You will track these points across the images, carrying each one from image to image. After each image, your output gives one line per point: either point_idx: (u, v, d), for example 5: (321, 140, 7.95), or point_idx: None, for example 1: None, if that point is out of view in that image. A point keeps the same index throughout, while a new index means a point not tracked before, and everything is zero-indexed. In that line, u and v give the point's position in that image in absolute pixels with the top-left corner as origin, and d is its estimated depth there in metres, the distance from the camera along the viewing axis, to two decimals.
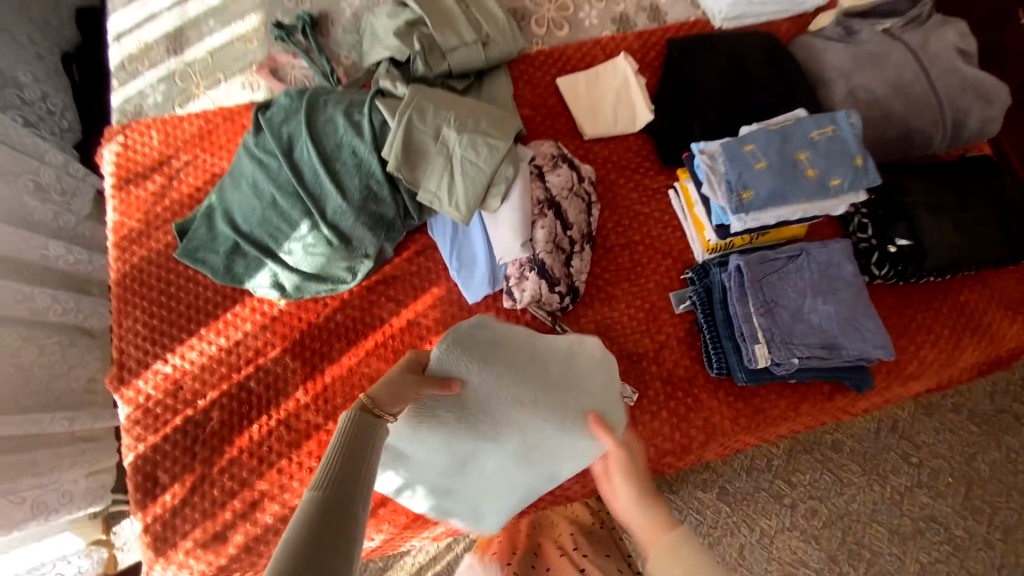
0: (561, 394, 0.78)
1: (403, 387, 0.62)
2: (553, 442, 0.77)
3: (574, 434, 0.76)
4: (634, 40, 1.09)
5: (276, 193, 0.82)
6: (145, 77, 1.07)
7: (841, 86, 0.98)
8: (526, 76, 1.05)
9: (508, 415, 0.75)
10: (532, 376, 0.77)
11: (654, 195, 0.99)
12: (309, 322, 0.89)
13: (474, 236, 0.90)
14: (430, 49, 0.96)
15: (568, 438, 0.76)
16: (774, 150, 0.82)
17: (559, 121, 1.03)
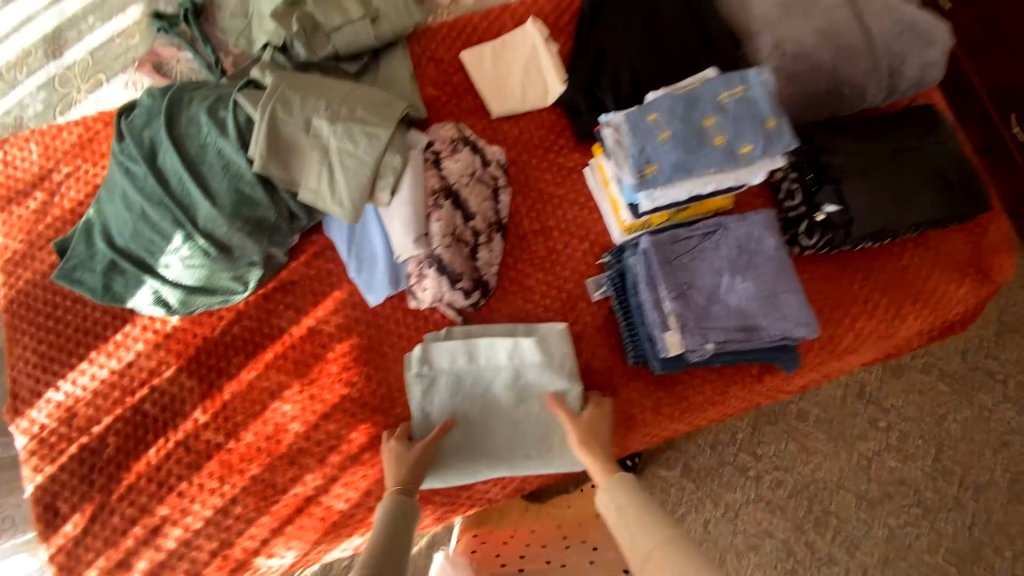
0: (527, 393, 0.82)
1: (410, 469, 0.73)
2: (542, 424, 0.82)
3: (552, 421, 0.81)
4: (546, 3, 0.98)
5: (143, 204, 0.77)
6: (24, 86, 0.99)
7: (768, 38, 0.88)
8: (428, 53, 0.96)
9: (489, 423, 0.81)
10: (490, 398, 0.82)
11: (568, 175, 0.92)
12: (204, 337, 0.85)
13: (372, 233, 0.84)
14: (312, 30, 0.88)
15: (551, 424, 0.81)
16: (679, 118, 0.74)
17: (465, 100, 0.95)
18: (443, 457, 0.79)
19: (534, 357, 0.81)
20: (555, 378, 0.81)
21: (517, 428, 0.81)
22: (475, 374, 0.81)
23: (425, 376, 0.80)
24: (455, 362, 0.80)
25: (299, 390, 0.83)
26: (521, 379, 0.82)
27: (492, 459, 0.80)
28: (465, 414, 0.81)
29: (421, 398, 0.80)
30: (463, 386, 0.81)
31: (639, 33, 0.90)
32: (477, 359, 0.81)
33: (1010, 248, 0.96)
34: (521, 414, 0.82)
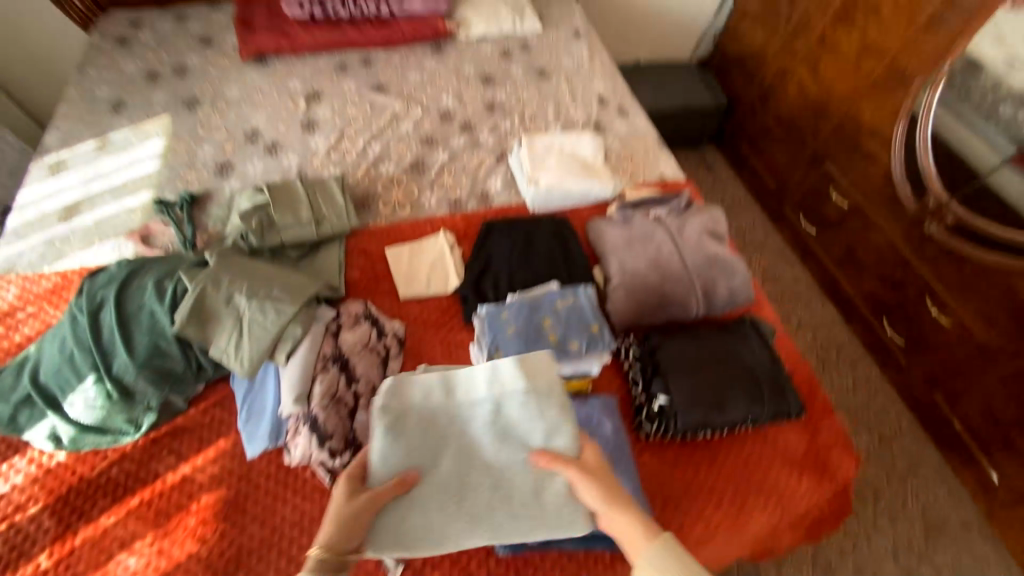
0: (511, 432, 0.85)
1: (351, 531, 0.74)
2: (527, 470, 0.84)
3: (536, 467, 0.84)
4: (460, 220, 1.32)
5: (74, 348, 0.91)
6: (29, 239, 1.26)
7: (614, 262, 1.16)
8: (362, 246, 1.24)
9: (464, 467, 0.84)
10: (466, 438, 0.85)
11: (455, 350, 1.09)
12: (81, 476, 0.89)
13: (268, 388, 0.96)
14: (267, 226, 1.15)
15: (536, 468, 0.84)
16: (524, 317, 0.98)
17: (380, 284, 1.18)
18: (416, 499, 0.81)
19: (513, 398, 0.86)
20: (538, 425, 0.85)
21: (500, 477, 0.84)
22: (449, 410, 0.86)
23: (395, 416, 0.83)
24: (421, 416, 0.85)
25: (150, 542, 0.83)
26: (505, 422, 0.86)
27: (477, 503, 0.82)
28: (445, 456, 0.84)
29: (382, 444, 0.82)
30: (433, 425, 0.85)
31: (519, 250, 1.21)
32: (452, 400, 0.86)
33: (847, 445, 1.08)
34: (504, 460, 0.85)
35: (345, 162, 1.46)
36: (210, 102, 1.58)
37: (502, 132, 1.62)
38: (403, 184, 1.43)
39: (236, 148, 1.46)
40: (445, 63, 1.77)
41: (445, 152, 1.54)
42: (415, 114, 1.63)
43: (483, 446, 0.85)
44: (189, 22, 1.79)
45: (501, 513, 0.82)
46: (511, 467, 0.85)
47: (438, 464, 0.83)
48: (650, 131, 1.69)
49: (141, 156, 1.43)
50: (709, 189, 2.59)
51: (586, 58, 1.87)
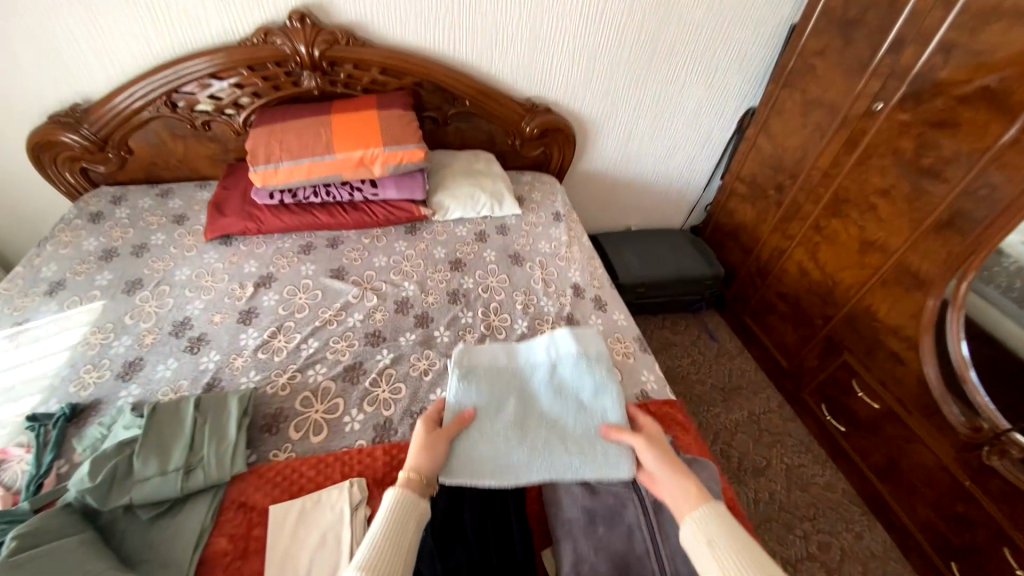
0: (568, 384, 1.08)
1: (430, 457, 0.90)
2: (577, 414, 1.03)
3: (589, 419, 1.03)
4: (380, 457, 1.06)
5: None
6: None
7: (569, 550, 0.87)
8: (241, 498, 0.97)
9: (525, 411, 1.04)
10: (526, 389, 1.07)
11: None
12: None
13: None
14: (121, 477, 0.92)
15: (585, 414, 1.03)
16: (531, 350, 1.15)
17: (248, 564, 0.89)
18: (479, 434, 0.98)
19: (567, 361, 1.11)
20: (588, 381, 1.07)
21: (556, 424, 1.02)
22: (511, 370, 1.10)
23: (465, 370, 1.07)
24: (490, 367, 1.09)
25: None
26: (556, 379, 1.09)
27: (536, 437, 0.99)
28: (514, 400, 1.05)
29: (454, 387, 1.04)
30: (504, 379, 1.08)
31: (438, 527, 0.90)
32: (515, 361, 1.12)
33: None
34: (557, 410, 1.04)
35: (271, 364, 1.27)
36: (153, 285, 1.49)
37: (460, 325, 1.45)
38: (330, 396, 1.21)
39: (156, 342, 1.32)
40: (413, 246, 1.71)
41: (390, 352, 1.34)
42: (369, 303, 1.48)
43: (543, 398, 1.06)
44: (171, 199, 1.83)
45: (559, 451, 0.97)
46: (565, 418, 1.03)
47: (503, 407, 1.03)
48: (631, 334, 1.49)
49: (53, 347, 1.29)
50: (713, 362, 2.32)
51: (563, 244, 1.79)
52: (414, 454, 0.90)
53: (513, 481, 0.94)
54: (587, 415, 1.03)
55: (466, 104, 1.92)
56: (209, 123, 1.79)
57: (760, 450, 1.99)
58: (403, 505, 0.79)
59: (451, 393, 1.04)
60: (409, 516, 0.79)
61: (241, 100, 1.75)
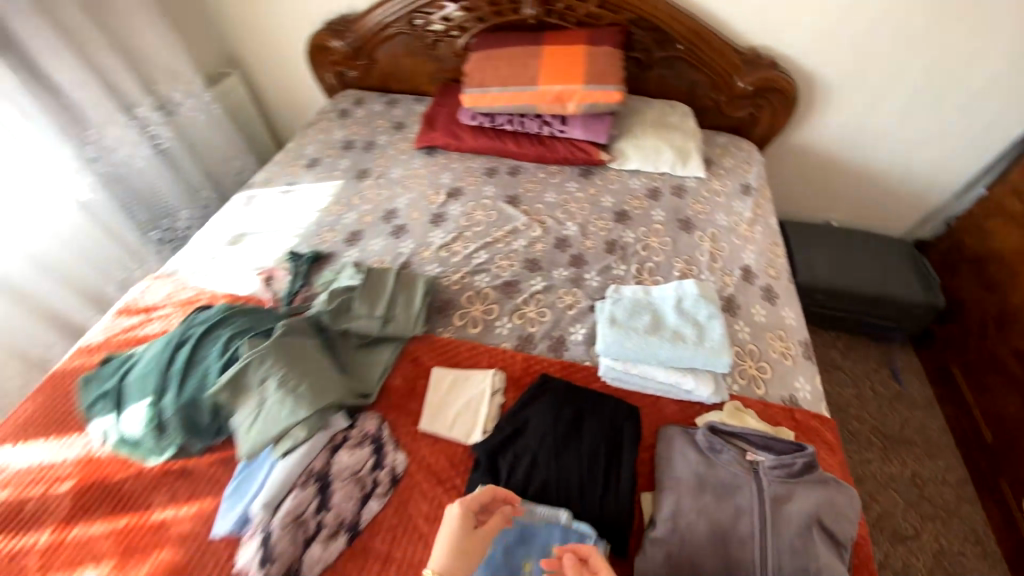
0: (687, 313, 1.16)
1: (463, 559, 0.81)
2: (696, 338, 1.10)
3: (702, 342, 1.10)
4: (519, 362, 1.22)
5: (149, 346, 1.16)
6: (203, 252, 1.55)
7: (669, 504, 0.91)
8: (417, 354, 1.24)
9: (652, 330, 1.13)
10: (652, 313, 1.17)
11: (442, 517, 0.97)
12: (89, 455, 1.06)
13: (256, 475, 0.97)
14: (343, 310, 1.23)
15: (700, 338, 1.11)
16: (658, 288, 1.24)
17: (411, 404, 1.14)
18: (617, 341, 1.13)
19: (688, 296, 1.19)
20: (703, 310, 1.16)
21: (676, 339, 1.10)
22: (645, 302, 1.21)
23: (615, 299, 1.23)
24: (635, 293, 1.23)
25: (111, 567, 0.92)
26: (679, 303, 1.19)
27: (659, 350, 1.09)
28: (643, 320, 1.15)
29: (606, 309, 1.20)
30: (637, 306, 1.19)
31: (558, 436, 1.03)
32: (646, 297, 1.23)
33: None
34: (677, 329, 1.12)
35: (448, 262, 1.51)
36: (374, 177, 1.83)
37: (612, 274, 1.47)
38: (488, 301, 1.39)
39: (372, 221, 1.65)
40: (585, 189, 1.75)
41: (543, 280, 1.45)
42: (533, 233, 1.60)
43: (666, 321, 1.15)
44: (395, 107, 2.15)
45: (673, 347, 1.08)
46: (684, 335, 1.11)
47: (636, 324, 1.14)
48: (797, 336, 1.34)
49: (306, 207, 1.71)
50: (887, 403, 1.94)
51: (744, 221, 1.65)
52: (443, 548, 0.81)
53: (644, 375, 1.11)
54: (702, 336, 1.11)
55: (677, 48, 1.80)
56: (437, 43, 2.03)
57: (912, 520, 1.67)
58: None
59: (605, 307, 1.21)
60: None
61: (468, 24, 1.93)
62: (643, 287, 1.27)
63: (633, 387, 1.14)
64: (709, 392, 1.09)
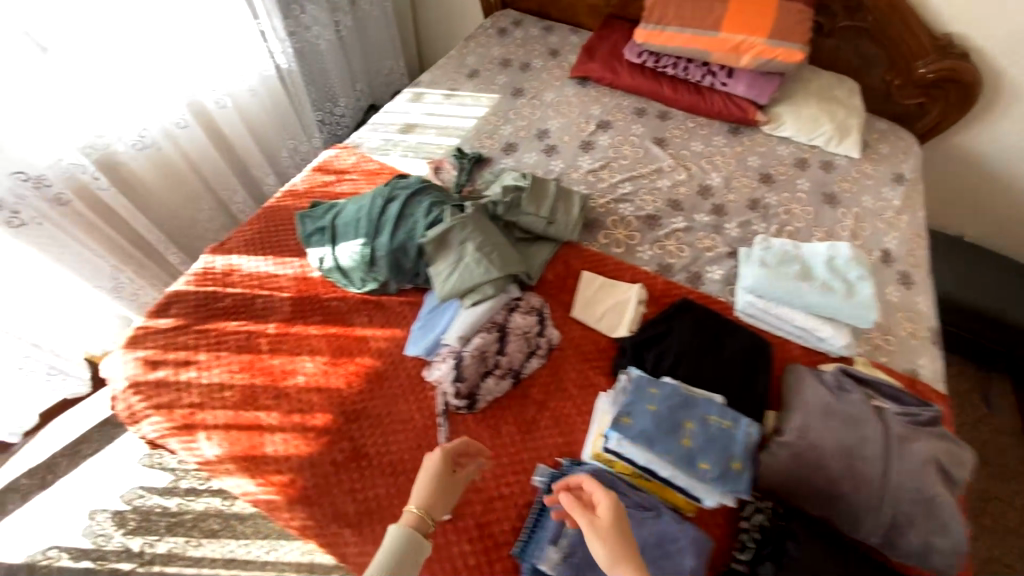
0: (838, 272, 1.23)
1: (442, 496, 0.87)
2: (844, 294, 1.18)
3: (850, 299, 1.18)
4: (661, 284, 1.34)
5: (354, 198, 1.35)
6: (377, 134, 1.70)
7: (798, 419, 1.04)
8: (567, 256, 1.38)
9: (801, 279, 1.21)
10: (802, 265, 1.25)
11: (590, 387, 1.14)
12: (302, 274, 1.27)
13: (444, 316, 1.16)
14: (514, 204, 1.37)
15: (848, 295, 1.19)
16: (809, 245, 1.31)
17: (562, 296, 1.29)
18: (764, 281, 1.22)
19: (840, 257, 1.27)
20: (854, 272, 1.23)
21: (824, 290, 1.19)
22: (796, 254, 1.29)
23: (765, 246, 1.31)
24: (784, 245, 1.31)
25: (326, 361, 1.13)
26: (831, 262, 1.26)
27: (806, 297, 1.19)
28: (793, 268, 1.24)
29: (756, 253, 1.29)
30: (787, 256, 1.28)
31: (701, 346, 1.15)
32: (798, 250, 1.30)
33: None
34: (826, 282, 1.21)
35: (596, 187, 1.61)
36: (529, 96, 1.91)
37: (751, 230, 1.54)
38: (632, 228, 1.50)
39: (527, 137, 1.76)
40: (732, 147, 1.78)
41: (685, 221, 1.53)
42: (678, 176, 1.66)
43: (815, 274, 1.23)
44: (551, 33, 2.17)
45: (821, 296, 1.18)
46: (832, 289, 1.19)
47: (786, 271, 1.23)
48: (925, 320, 1.38)
49: (467, 113, 1.83)
50: (969, 421, 1.96)
51: (889, 209, 1.65)
52: (421, 486, 0.87)
53: (784, 316, 1.22)
54: (850, 293, 1.19)
55: (866, 19, 1.74)
56: None
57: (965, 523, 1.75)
58: (407, 548, 0.81)
59: (756, 251, 1.30)
60: (413, 554, 0.81)
61: None
62: (792, 242, 1.34)
63: (766, 326, 1.25)
64: (840, 342, 1.18)
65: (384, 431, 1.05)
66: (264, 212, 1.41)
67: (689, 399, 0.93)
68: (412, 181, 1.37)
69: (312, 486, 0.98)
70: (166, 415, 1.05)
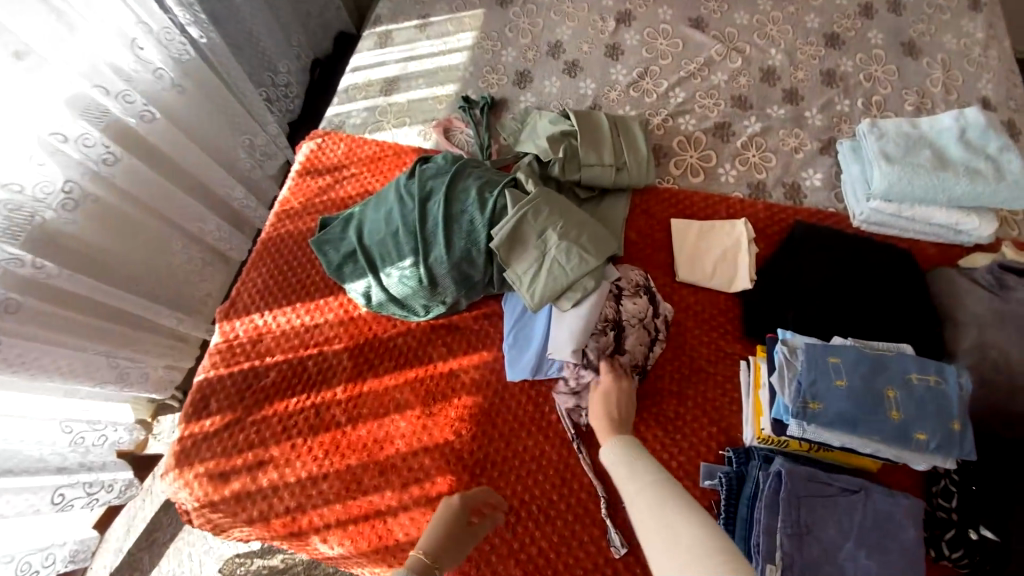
0: (975, 148, 1.04)
1: (453, 547, 0.77)
2: (994, 172, 1.00)
3: (1004, 176, 0.99)
4: (761, 211, 1.13)
5: (374, 201, 1.06)
6: (356, 103, 1.34)
7: (970, 336, 0.91)
8: (644, 205, 1.14)
9: (938, 165, 1.02)
10: (931, 149, 1.06)
11: (724, 358, 0.98)
12: (347, 314, 1.04)
13: (537, 322, 0.96)
14: (570, 158, 1.11)
15: (999, 171, 1.00)
16: (929, 122, 1.10)
17: (657, 256, 1.09)
18: (898, 177, 1.02)
19: (972, 128, 1.07)
20: (995, 142, 1.03)
21: (970, 173, 1.00)
22: (917, 136, 1.09)
23: (880, 133, 1.09)
24: (901, 126, 1.10)
25: (417, 415, 0.94)
26: (962, 136, 1.06)
27: (953, 186, 0.99)
28: (923, 155, 1.04)
29: (874, 145, 1.08)
30: (910, 142, 1.07)
31: (842, 278, 0.98)
32: (918, 131, 1.10)
33: None
34: (968, 163, 1.02)
35: (643, 103, 1.31)
36: (520, 2, 1.50)
37: (835, 112, 1.28)
38: (702, 147, 1.24)
39: (538, 59, 1.40)
40: (782, 8, 1.45)
41: (759, 121, 1.27)
42: (733, 64, 1.36)
43: (949, 156, 1.04)
44: None
45: (963, 181, 0.99)
46: (978, 169, 1.00)
47: (917, 160, 1.03)
48: None
49: (453, 44, 1.43)
50: None
51: (980, 42, 1.38)
52: (431, 530, 0.78)
53: (921, 214, 1.04)
54: (999, 168, 1.00)
55: None
56: None
57: None
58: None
59: (870, 142, 1.09)
60: None
61: None
62: (905, 120, 1.13)
63: (893, 231, 1.08)
64: (986, 232, 1.03)
65: (519, 477, 0.90)
66: (259, 248, 1.12)
67: (880, 360, 0.80)
68: (439, 161, 1.07)
69: (467, 561, 0.84)
70: (257, 525, 0.89)
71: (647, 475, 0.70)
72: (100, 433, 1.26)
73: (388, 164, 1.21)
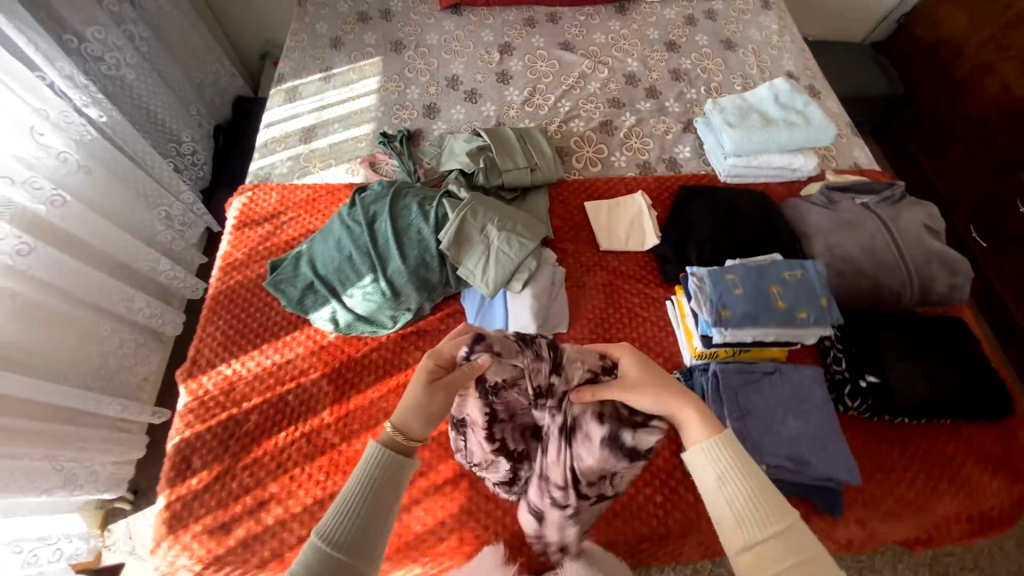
0: (788, 106, 1.38)
1: (431, 406, 0.69)
2: (803, 122, 1.34)
3: (810, 124, 1.33)
4: (652, 183, 1.37)
5: (321, 234, 1.13)
6: (278, 155, 1.41)
7: (820, 242, 1.19)
8: (560, 196, 1.33)
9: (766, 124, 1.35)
10: (759, 113, 1.38)
11: (654, 302, 1.18)
12: (317, 343, 1.08)
13: (496, 307, 1.08)
14: (491, 167, 1.27)
15: (806, 121, 1.34)
16: (754, 92, 1.43)
17: (582, 234, 1.27)
18: (739, 139, 1.33)
19: (784, 92, 1.41)
20: (800, 100, 1.38)
21: (788, 126, 1.33)
22: (748, 105, 1.41)
23: (722, 107, 1.41)
24: (735, 100, 1.42)
25: None
26: (778, 100, 1.40)
27: (778, 138, 1.32)
28: (754, 118, 1.36)
29: (719, 117, 1.38)
30: (744, 110, 1.39)
31: (721, 220, 1.23)
32: (747, 101, 1.42)
33: None
34: (785, 118, 1.35)
35: (539, 115, 1.53)
36: (413, 46, 1.67)
37: (687, 99, 1.60)
38: (594, 142, 1.48)
39: (440, 91, 1.57)
40: (628, 27, 1.78)
41: (633, 115, 1.54)
42: (602, 74, 1.64)
43: (773, 116, 1.37)
44: None
45: (783, 133, 1.32)
46: (793, 122, 1.34)
47: (750, 123, 1.35)
48: (843, 119, 1.59)
49: (360, 90, 1.56)
50: None
51: (774, 33, 1.81)
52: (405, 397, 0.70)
53: (763, 162, 1.35)
54: (806, 119, 1.35)
55: None
56: None
57: None
58: (385, 469, 0.63)
59: (716, 116, 1.39)
60: (388, 476, 0.63)
61: None
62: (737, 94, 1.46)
63: (749, 179, 1.38)
64: (811, 166, 1.36)
65: None
66: (209, 304, 1.13)
67: (762, 268, 1.03)
68: (375, 187, 1.18)
69: (486, 531, 0.92)
70: (269, 567, 0.88)
71: (767, 512, 0.59)
72: (55, 548, 1.21)
73: (323, 202, 1.28)
